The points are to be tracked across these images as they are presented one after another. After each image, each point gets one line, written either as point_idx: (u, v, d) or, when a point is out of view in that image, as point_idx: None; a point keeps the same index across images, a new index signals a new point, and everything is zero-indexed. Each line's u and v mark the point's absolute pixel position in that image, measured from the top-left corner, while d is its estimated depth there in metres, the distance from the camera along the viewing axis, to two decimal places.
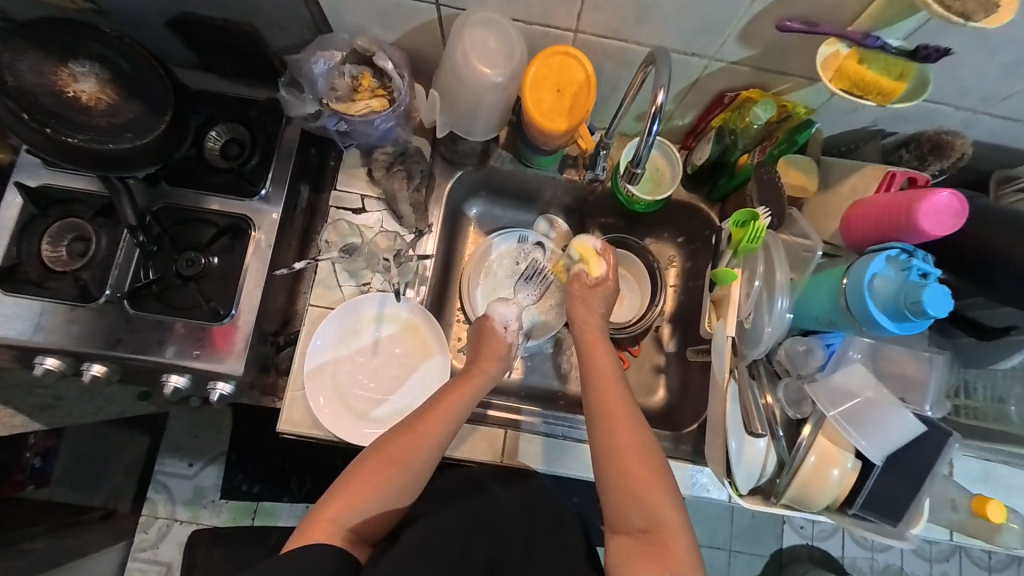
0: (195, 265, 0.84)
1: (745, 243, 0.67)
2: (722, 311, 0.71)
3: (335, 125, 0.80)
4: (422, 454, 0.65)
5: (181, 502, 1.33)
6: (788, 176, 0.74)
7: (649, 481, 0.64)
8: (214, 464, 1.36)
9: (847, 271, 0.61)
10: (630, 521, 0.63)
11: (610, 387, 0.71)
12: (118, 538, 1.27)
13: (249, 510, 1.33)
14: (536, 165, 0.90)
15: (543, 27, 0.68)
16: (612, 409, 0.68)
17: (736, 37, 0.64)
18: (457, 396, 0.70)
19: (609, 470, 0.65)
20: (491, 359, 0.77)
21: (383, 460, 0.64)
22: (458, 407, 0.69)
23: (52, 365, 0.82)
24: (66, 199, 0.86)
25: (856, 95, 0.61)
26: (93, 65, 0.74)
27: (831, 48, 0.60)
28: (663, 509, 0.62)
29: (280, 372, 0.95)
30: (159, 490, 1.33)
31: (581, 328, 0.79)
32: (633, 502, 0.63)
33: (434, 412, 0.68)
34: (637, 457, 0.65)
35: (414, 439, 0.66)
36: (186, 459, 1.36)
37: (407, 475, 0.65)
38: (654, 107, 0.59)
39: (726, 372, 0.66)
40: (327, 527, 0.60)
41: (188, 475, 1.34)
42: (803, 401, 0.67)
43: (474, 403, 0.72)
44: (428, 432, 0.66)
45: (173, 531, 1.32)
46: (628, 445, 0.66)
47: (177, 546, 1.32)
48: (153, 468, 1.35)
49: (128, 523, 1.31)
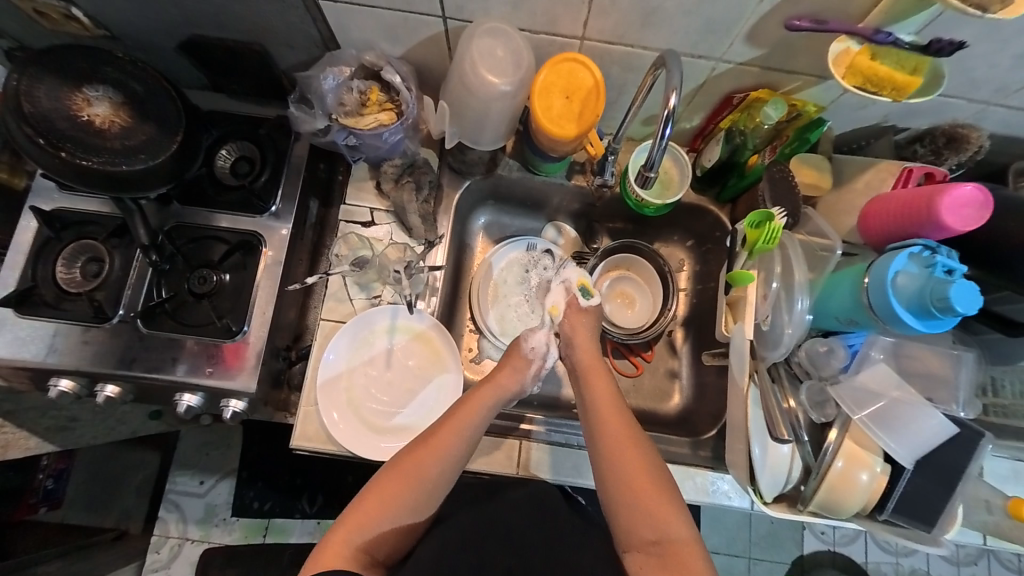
0: (207, 282, 0.84)
1: (761, 243, 0.66)
2: (738, 314, 0.70)
3: (344, 139, 0.81)
4: (439, 468, 0.64)
5: (193, 522, 1.33)
6: (800, 174, 0.73)
7: (658, 497, 0.61)
8: (226, 480, 1.35)
9: (868, 269, 0.59)
10: (639, 533, 0.60)
11: (616, 415, 0.67)
12: (130, 559, 1.27)
13: (260, 527, 1.32)
14: (543, 172, 0.90)
15: (549, 35, 0.69)
16: (615, 437, 0.65)
17: (744, 38, 0.64)
18: (474, 406, 0.69)
19: (619, 489, 0.62)
20: (511, 371, 0.75)
21: (397, 476, 0.62)
22: (473, 419, 0.68)
23: (67, 387, 0.82)
24: (80, 221, 0.87)
25: (868, 91, 0.61)
26: (106, 89, 0.76)
27: (842, 44, 0.59)
28: (675, 525, 0.59)
29: (292, 388, 0.94)
30: (170, 509, 1.33)
31: (580, 354, 0.76)
32: (644, 518, 0.60)
33: (449, 425, 0.67)
34: (639, 464, 0.63)
35: (429, 453, 0.64)
36: (198, 476, 1.35)
37: (421, 492, 0.63)
38: (666, 109, 0.59)
39: (746, 375, 0.64)
40: (337, 551, 0.57)
41: (199, 493, 1.34)
42: (826, 403, 0.65)
43: (490, 413, 0.70)
44: (444, 444, 0.65)
45: (185, 551, 1.32)
46: (632, 468, 0.62)
47: (189, 565, 1.31)
48: (166, 486, 1.34)
49: (139, 544, 1.30)
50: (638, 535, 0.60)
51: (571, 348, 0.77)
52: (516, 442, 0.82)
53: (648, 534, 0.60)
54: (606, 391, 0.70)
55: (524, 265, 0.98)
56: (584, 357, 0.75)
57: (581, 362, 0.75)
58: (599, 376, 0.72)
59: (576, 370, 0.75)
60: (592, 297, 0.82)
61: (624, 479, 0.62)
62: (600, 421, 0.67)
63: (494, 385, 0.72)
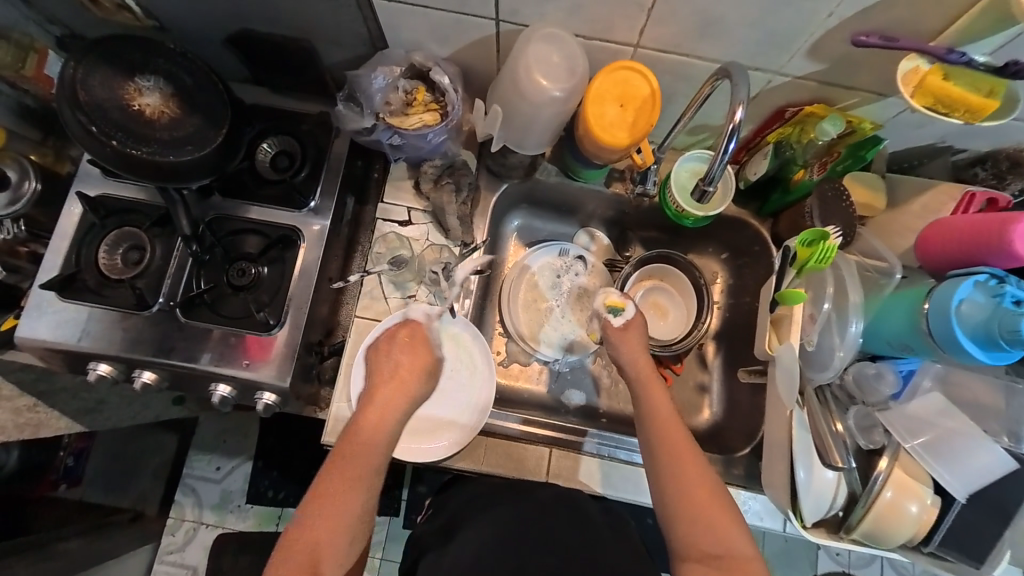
0: (245, 275, 0.85)
1: (813, 262, 0.64)
2: (782, 332, 0.68)
3: (389, 138, 0.80)
4: (376, 459, 0.64)
5: (207, 506, 1.37)
6: (855, 193, 0.72)
7: (719, 509, 0.61)
8: (241, 466, 1.38)
9: (928, 295, 0.58)
10: (700, 545, 0.59)
11: (676, 429, 0.67)
12: (146, 541, 1.30)
13: (274, 516, 1.34)
14: (583, 179, 0.89)
15: (603, 42, 0.68)
16: (677, 450, 0.65)
17: (805, 52, 0.62)
18: (388, 396, 0.69)
19: (678, 499, 0.62)
20: (404, 360, 0.74)
21: (340, 476, 0.61)
22: (392, 410, 0.69)
23: (105, 371, 0.84)
24: (124, 209, 0.88)
25: (939, 112, 0.59)
26: (157, 80, 0.78)
27: (912, 63, 0.58)
28: (735, 538, 0.59)
29: (322, 383, 0.95)
30: (187, 493, 1.37)
31: (635, 367, 0.76)
32: (705, 530, 0.60)
33: (372, 414, 0.67)
34: (701, 477, 0.63)
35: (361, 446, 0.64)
36: (215, 462, 1.39)
37: (368, 481, 0.62)
38: (731, 124, 0.58)
39: (794, 399, 0.63)
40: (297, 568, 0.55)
41: (215, 479, 1.37)
42: (874, 429, 0.64)
43: (408, 400, 0.71)
44: (375, 435, 0.65)
45: (199, 535, 1.36)
46: (692, 479, 0.63)
47: (203, 550, 1.35)
48: (183, 471, 1.38)
49: (155, 526, 1.32)
50: (700, 549, 0.59)
51: (622, 363, 0.78)
52: (547, 449, 0.82)
53: (706, 545, 0.59)
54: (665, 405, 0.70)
55: (556, 270, 0.97)
56: (641, 371, 0.75)
57: (638, 374, 0.75)
58: (658, 389, 0.73)
59: (633, 383, 0.75)
60: (623, 313, 0.83)
61: (685, 490, 0.62)
62: (658, 435, 0.67)
63: (401, 372, 0.72)
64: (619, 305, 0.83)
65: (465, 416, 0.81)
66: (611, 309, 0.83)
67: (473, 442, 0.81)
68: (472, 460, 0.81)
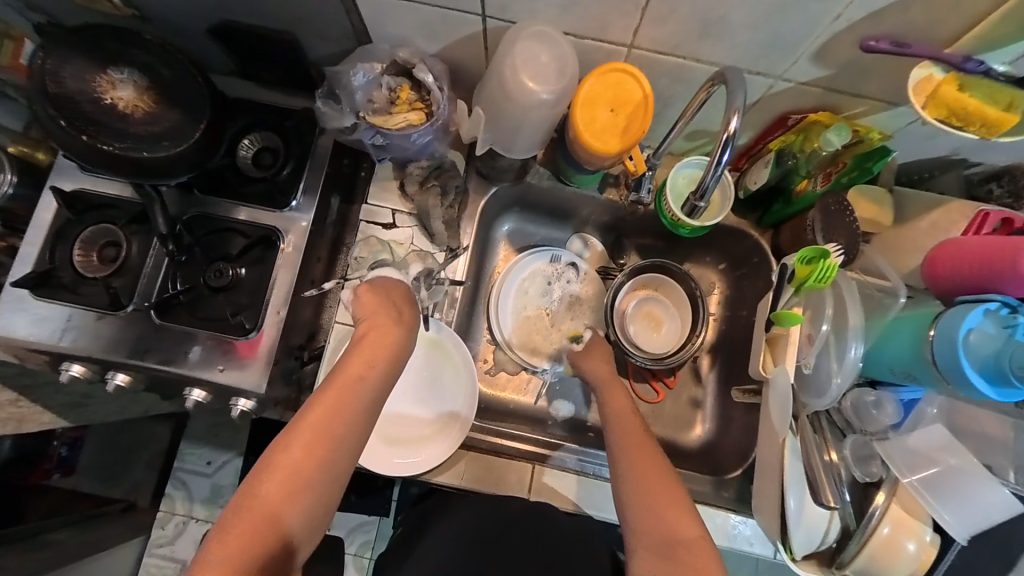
0: (223, 276, 0.81)
1: (813, 281, 0.60)
2: (779, 354, 0.65)
3: (371, 138, 0.77)
4: (360, 404, 0.59)
5: (198, 501, 1.35)
6: (861, 209, 0.68)
7: (669, 495, 0.61)
8: (233, 461, 1.37)
9: (935, 322, 0.54)
10: (654, 533, 0.59)
11: (632, 424, 0.71)
12: (137, 532, 1.28)
13: None
14: (576, 183, 0.85)
15: (596, 41, 0.64)
16: (635, 448, 0.67)
17: (811, 57, 0.58)
18: (376, 346, 0.65)
19: (633, 494, 0.62)
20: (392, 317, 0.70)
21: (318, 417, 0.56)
22: (381, 356, 0.64)
23: (78, 372, 0.82)
24: (102, 205, 0.86)
25: (954, 126, 0.54)
26: (132, 72, 0.74)
27: (926, 71, 0.54)
28: (687, 523, 0.59)
29: (304, 388, 0.92)
30: (177, 487, 1.35)
31: (593, 376, 0.82)
32: (654, 512, 0.60)
33: (360, 359, 0.63)
34: (651, 460, 0.65)
35: (343, 396, 0.59)
36: (206, 456, 1.37)
37: (348, 432, 0.57)
38: (726, 133, 0.54)
39: (786, 427, 0.60)
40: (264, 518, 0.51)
41: (206, 473, 1.36)
42: (870, 460, 0.60)
43: (394, 353, 0.66)
44: (359, 381, 0.60)
45: (189, 529, 1.34)
46: (648, 474, 0.63)
47: (193, 543, 1.33)
48: (175, 464, 1.36)
49: (146, 517, 1.30)
50: (654, 538, 0.59)
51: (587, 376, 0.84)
52: (528, 465, 0.80)
53: (660, 533, 0.59)
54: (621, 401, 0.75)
55: (546, 276, 0.93)
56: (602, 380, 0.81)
57: (597, 380, 0.82)
58: (618, 396, 0.77)
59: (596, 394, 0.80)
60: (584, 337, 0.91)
61: (640, 482, 0.63)
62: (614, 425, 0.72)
63: (389, 326, 0.68)
64: (578, 333, 0.91)
65: (445, 433, 0.78)
66: (572, 338, 0.91)
67: (453, 456, 0.78)
68: (450, 475, 0.78)
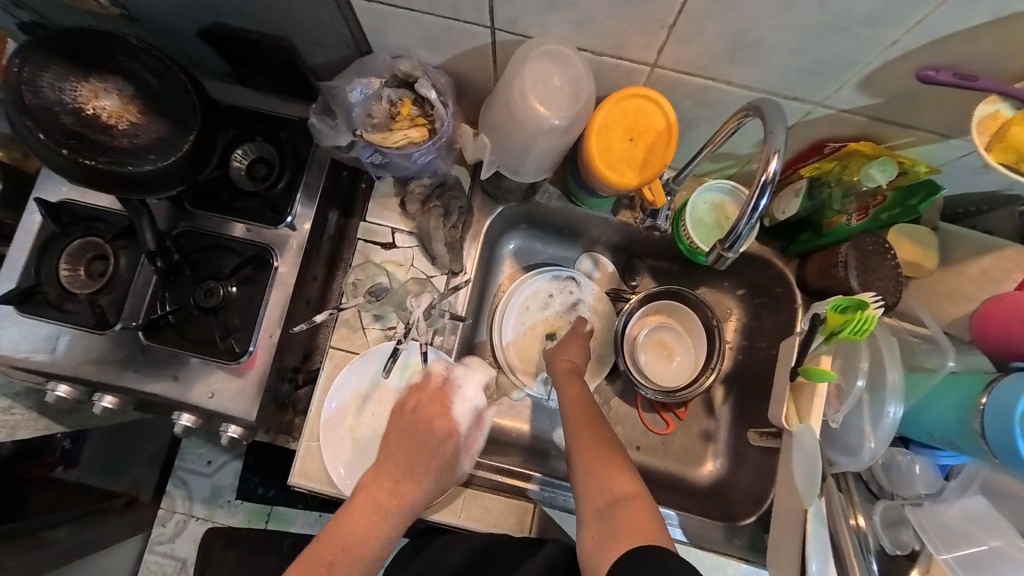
0: (213, 295, 0.77)
1: (848, 333, 0.54)
2: (802, 405, 0.59)
3: (369, 157, 0.72)
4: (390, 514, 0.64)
5: (198, 500, 1.26)
6: (901, 249, 0.62)
7: (607, 456, 0.62)
8: (234, 461, 1.27)
9: (988, 391, 0.48)
10: (595, 497, 0.59)
11: (579, 396, 0.71)
12: (137, 530, 1.20)
13: (263, 514, 1.22)
14: (587, 205, 0.80)
15: (615, 59, 0.57)
16: (578, 429, 0.66)
17: (855, 84, 0.52)
18: (417, 451, 0.67)
19: (582, 472, 0.62)
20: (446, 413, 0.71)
21: (351, 518, 0.63)
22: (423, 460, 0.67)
23: (64, 393, 0.79)
24: (90, 217, 0.82)
25: (1012, 171, 0.48)
26: (116, 81, 0.70)
27: (992, 106, 0.47)
28: (623, 483, 0.59)
29: (297, 411, 0.89)
30: (177, 486, 1.26)
31: (556, 364, 0.78)
32: (597, 477, 0.60)
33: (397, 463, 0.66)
34: (592, 426, 0.66)
35: (381, 491, 0.65)
36: (206, 455, 1.28)
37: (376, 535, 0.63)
38: (764, 174, 0.48)
39: (812, 495, 0.54)
40: None
41: (205, 473, 1.26)
42: (901, 527, 0.55)
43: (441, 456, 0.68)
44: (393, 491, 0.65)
45: (189, 528, 1.25)
46: (592, 448, 0.63)
47: (193, 543, 1.24)
48: (177, 462, 1.27)
49: (149, 513, 1.23)
50: (596, 503, 0.59)
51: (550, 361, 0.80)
52: (530, 503, 0.76)
53: (604, 496, 0.59)
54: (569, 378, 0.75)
55: (546, 292, 0.89)
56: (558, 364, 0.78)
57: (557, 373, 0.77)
58: (573, 378, 0.75)
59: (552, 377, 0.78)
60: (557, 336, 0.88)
61: (583, 459, 0.63)
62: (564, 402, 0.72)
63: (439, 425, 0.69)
64: (550, 330, 0.88)
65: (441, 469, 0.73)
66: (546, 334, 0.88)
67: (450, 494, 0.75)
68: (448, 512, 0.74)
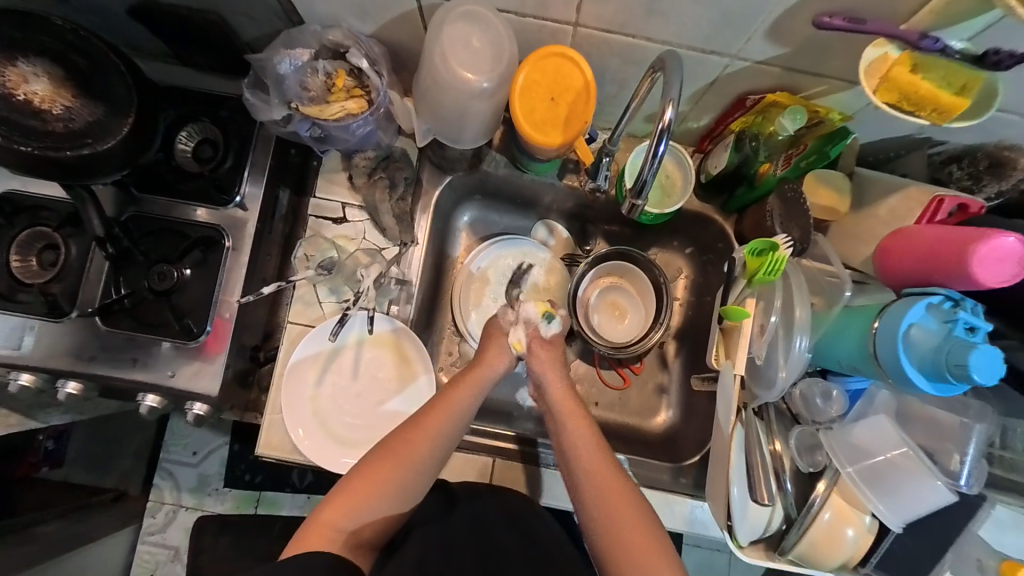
0: (166, 278, 0.78)
1: (762, 273, 0.59)
2: (731, 347, 0.64)
3: (308, 129, 0.73)
4: (408, 472, 0.63)
5: (186, 489, 1.24)
6: (816, 197, 0.66)
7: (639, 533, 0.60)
8: (216, 452, 1.24)
9: (880, 314, 0.53)
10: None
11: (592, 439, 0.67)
12: (128, 522, 1.19)
13: (251, 499, 1.22)
14: (533, 172, 0.82)
15: (537, 20, 0.59)
16: (610, 498, 0.63)
17: (763, 34, 0.54)
18: (451, 403, 0.68)
19: (606, 536, 0.61)
20: (495, 352, 0.74)
21: (360, 484, 0.62)
22: (463, 402, 0.68)
23: (26, 381, 0.79)
24: (35, 206, 0.81)
25: (904, 111, 0.52)
26: (43, 63, 0.67)
27: (880, 50, 0.50)
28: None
29: (261, 388, 0.92)
30: (164, 477, 1.23)
31: (552, 394, 0.71)
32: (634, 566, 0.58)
33: (424, 424, 0.66)
34: (623, 490, 0.63)
35: (420, 433, 0.65)
36: (191, 446, 1.25)
37: (413, 472, 0.63)
38: (661, 124, 0.51)
39: (732, 419, 0.60)
40: (324, 533, 0.59)
41: (192, 463, 1.24)
42: (816, 450, 0.62)
43: (481, 395, 0.70)
44: (412, 450, 0.64)
45: (180, 517, 1.23)
46: (630, 522, 0.61)
47: (185, 531, 1.23)
48: (161, 454, 1.25)
49: (138, 505, 1.22)
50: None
51: (542, 387, 0.73)
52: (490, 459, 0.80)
53: None
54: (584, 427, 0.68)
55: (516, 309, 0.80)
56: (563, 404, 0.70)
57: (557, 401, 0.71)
58: (579, 418, 0.69)
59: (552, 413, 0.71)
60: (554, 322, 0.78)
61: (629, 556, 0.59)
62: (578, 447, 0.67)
63: (471, 375, 0.71)
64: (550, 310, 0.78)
65: None
66: (544, 315, 0.77)
67: None
68: None
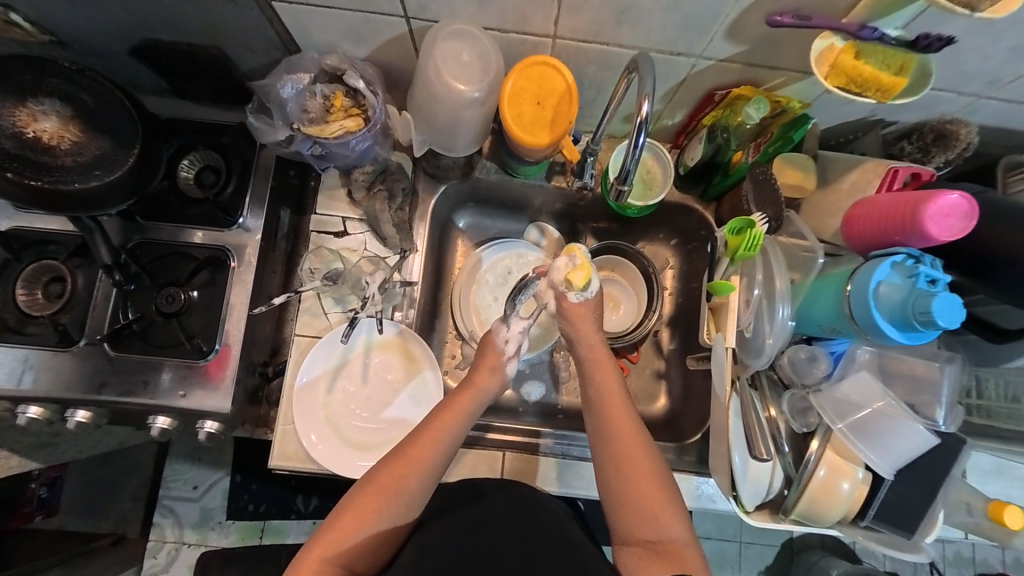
0: (175, 300, 0.80)
1: (742, 250, 0.65)
2: (720, 321, 0.69)
3: (309, 149, 0.77)
4: (397, 507, 0.60)
5: (188, 526, 1.22)
6: (783, 175, 0.72)
7: (656, 492, 0.61)
8: (219, 484, 1.23)
9: (851, 278, 0.59)
10: (640, 534, 0.61)
11: (616, 402, 0.65)
12: (129, 565, 1.15)
13: (257, 529, 1.20)
14: (522, 175, 0.87)
15: (519, 34, 0.65)
16: (630, 456, 0.62)
17: (724, 34, 0.60)
18: (452, 415, 0.65)
19: (623, 491, 0.61)
20: (488, 372, 0.69)
21: (342, 525, 0.58)
22: (451, 428, 0.64)
23: (35, 414, 0.79)
24: (39, 240, 0.82)
25: (852, 92, 0.59)
26: (53, 102, 0.68)
27: (826, 41, 0.57)
28: (676, 526, 0.60)
29: (270, 403, 0.94)
30: (164, 515, 1.22)
31: (586, 349, 0.69)
32: (645, 518, 0.60)
33: (410, 453, 0.62)
34: (645, 453, 0.62)
35: (410, 457, 0.62)
36: (192, 480, 1.24)
37: (406, 498, 0.60)
38: (640, 116, 0.56)
39: (727, 387, 0.64)
40: (312, 569, 0.56)
41: (193, 498, 1.22)
42: (808, 411, 0.66)
43: (469, 420, 0.66)
44: (399, 486, 0.60)
45: (183, 555, 1.21)
46: (641, 473, 0.61)
47: (188, 569, 1.21)
48: (160, 492, 1.23)
49: (138, 548, 1.19)
50: (640, 537, 0.60)
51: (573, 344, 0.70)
52: (500, 452, 0.82)
53: (648, 534, 0.60)
54: (613, 392, 0.66)
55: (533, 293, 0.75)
56: (593, 355, 0.69)
57: (589, 358, 0.69)
58: (607, 372, 0.67)
59: (582, 370, 0.69)
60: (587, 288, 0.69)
61: (643, 512, 0.60)
62: (601, 418, 0.65)
63: (469, 390, 0.67)
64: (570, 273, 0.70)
65: None
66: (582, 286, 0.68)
67: None
68: None
